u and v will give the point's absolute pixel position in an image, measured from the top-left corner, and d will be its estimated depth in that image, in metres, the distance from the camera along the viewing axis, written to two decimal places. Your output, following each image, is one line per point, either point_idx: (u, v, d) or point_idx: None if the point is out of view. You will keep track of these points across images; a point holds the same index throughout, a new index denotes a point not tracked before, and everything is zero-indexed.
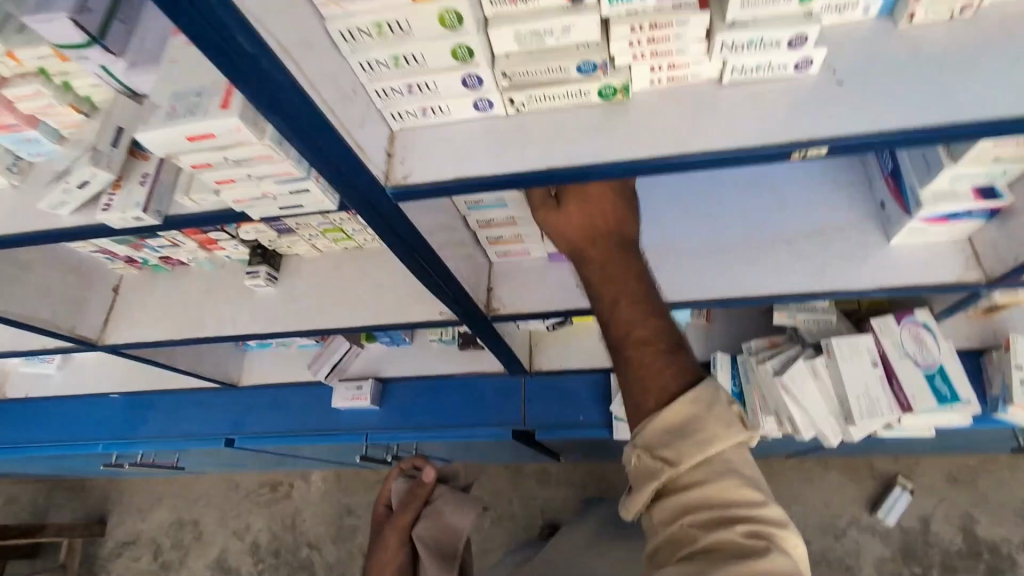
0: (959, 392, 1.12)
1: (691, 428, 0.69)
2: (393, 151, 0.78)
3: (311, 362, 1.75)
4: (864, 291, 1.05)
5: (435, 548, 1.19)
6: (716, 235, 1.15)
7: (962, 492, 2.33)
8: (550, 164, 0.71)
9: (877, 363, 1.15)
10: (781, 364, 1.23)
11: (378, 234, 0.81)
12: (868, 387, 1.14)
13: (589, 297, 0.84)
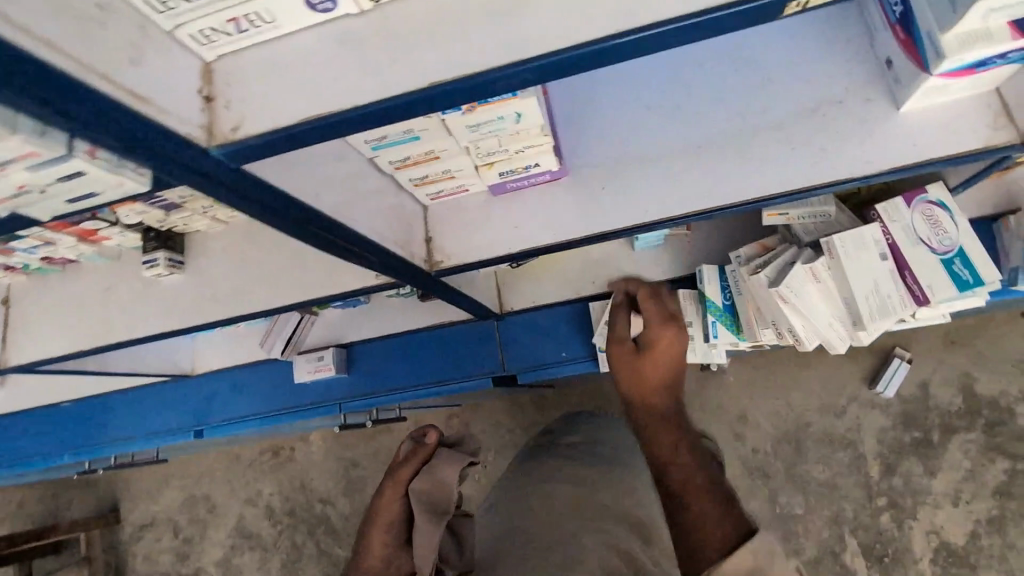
0: (981, 274, 1.07)
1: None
2: (211, 92, 0.57)
3: (264, 339, 1.59)
4: (869, 174, 0.90)
5: (429, 506, 1.02)
6: (692, 130, 0.97)
7: (961, 353, 2.30)
8: (435, 78, 0.52)
9: (887, 256, 1.11)
10: (777, 275, 1.15)
11: (237, 210, 0.62)
12: (878, 284, 1.10)
13: (644, 443, 1.05)
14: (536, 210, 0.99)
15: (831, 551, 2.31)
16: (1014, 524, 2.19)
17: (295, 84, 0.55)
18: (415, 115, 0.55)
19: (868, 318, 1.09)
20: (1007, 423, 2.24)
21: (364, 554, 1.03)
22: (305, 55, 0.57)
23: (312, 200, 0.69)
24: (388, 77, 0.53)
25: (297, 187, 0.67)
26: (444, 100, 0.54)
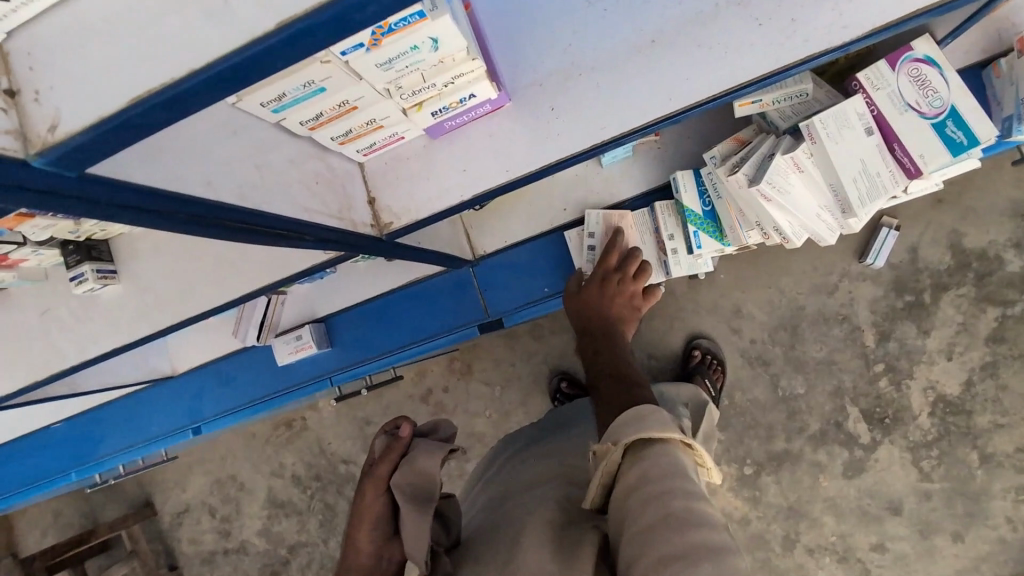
0: (976, 133, 0.98)
1: (641, 417, 0.82)
2: (16, 86, 0.46)
3: (237, 328, 1.52)
4: (849, 42, 0.80)
5: (414, 499, 0.99)
6: (641, 23, 0.84)
7: (947, 211, 2.26)
8: (283, 16, 0.43)
9: (873, 130, 1.02)
10: (760, 171, 1.06)
11: (108, 220, 0.53)
12: (866, 162, 1.02)
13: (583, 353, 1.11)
14: (482, 148, 0.89)
15: (835, 422, 2.39)
16: (1006, 366, 2.26)
17: (126, 53, 0.45)
18: (275, 63, 0.46)
19: (857, 201, 1.02)
20: (996, 272, 2.25)
21: (354, 552, 1.02)
22: (127, 13, 0.46)
23: (205, 189, 0.60)
24: (233, 21, 0.44)
25: (179, 180, 0.57)
26: (310, 39, 0.44)
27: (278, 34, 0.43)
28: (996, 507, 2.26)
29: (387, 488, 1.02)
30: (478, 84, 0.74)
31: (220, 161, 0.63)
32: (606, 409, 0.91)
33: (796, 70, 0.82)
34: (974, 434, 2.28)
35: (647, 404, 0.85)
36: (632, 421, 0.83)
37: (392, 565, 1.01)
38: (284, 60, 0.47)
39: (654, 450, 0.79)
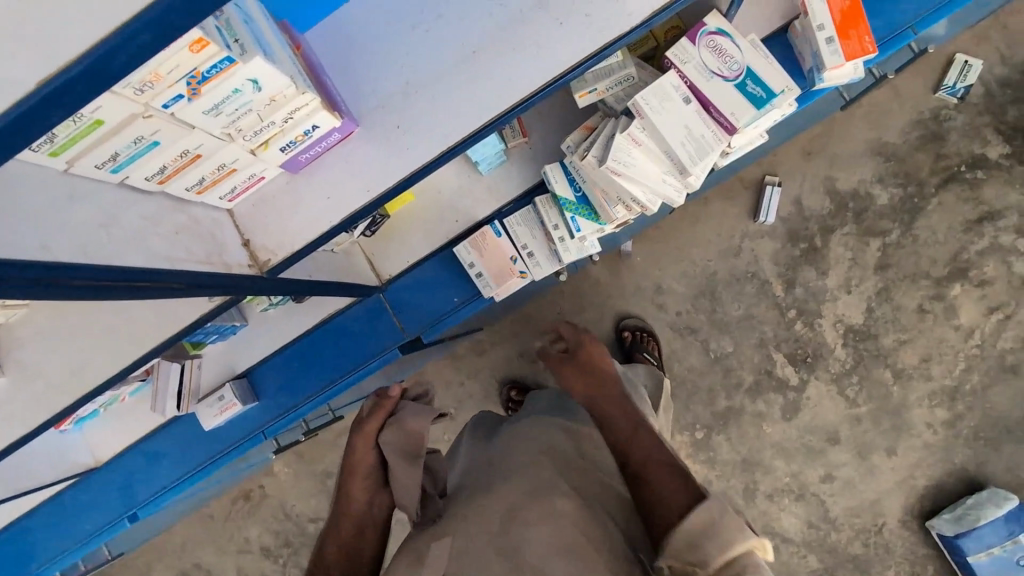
0: (772, 87, 1.08)
1: (711, 530, 0.87)
2: None
3: (153, 402, 1.45)
4: (647, 18, 0.91)
5: (403, 453, 1.18)
6: (462, 38, 0.92)
7: (816, 162, 2.55)
8: (67, 58, 0.50)
9: (689, 97, 1.11)
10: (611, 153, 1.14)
11: None
12: (689, 127, 1.10)
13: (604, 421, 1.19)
14: (341, 172, 0.94)
15: (765, 370, 2.55)
16: (897, 288, 2.49)
17: None
18: (70, 103, 0.53)
19: (688, 163, 1.10)
20: (870, 208, 2.51)
21: (346, 502, 1.16)
22: None
23: (37, 254, 0.61)
24: (19, 74, 0.50)
25: (13, 248, 0.59)
26: (92, 81, 0.52)
27: (68, 73, 0.50)
28: (916, 416, 2.45)
29: (376, 444, 1.20)
30: (316, 116, 0.79)
31: (49, 225, 0.65)
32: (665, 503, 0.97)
33: (612, 49, 0.92)
34: (884, 354, 2.48)
35: (714, 503, 0.90)
36: (705, 533, 0.88)
37: (382, 511, 1.17)
38: (77, 98, 0.53)
39: (739, 564, 0.84)
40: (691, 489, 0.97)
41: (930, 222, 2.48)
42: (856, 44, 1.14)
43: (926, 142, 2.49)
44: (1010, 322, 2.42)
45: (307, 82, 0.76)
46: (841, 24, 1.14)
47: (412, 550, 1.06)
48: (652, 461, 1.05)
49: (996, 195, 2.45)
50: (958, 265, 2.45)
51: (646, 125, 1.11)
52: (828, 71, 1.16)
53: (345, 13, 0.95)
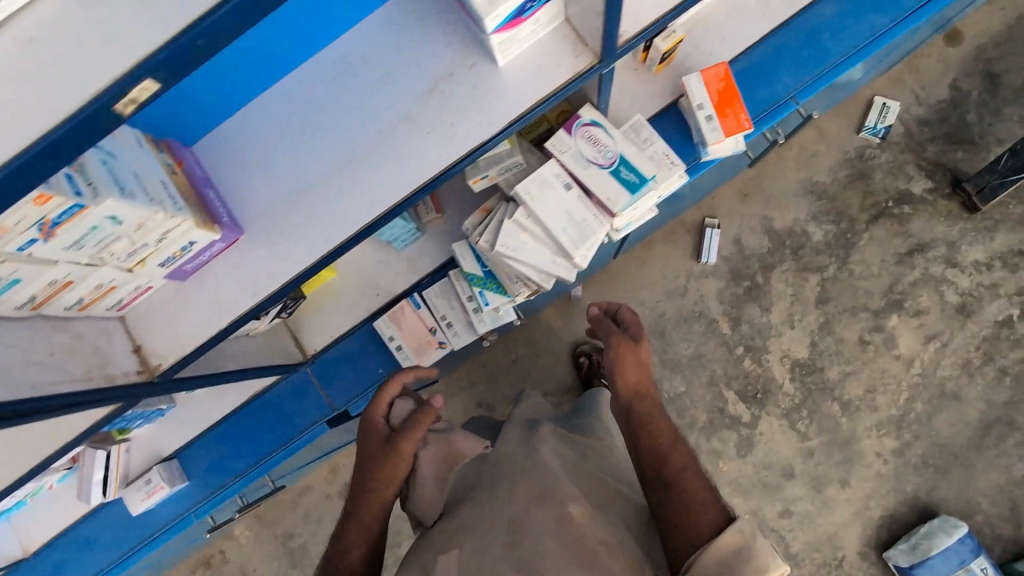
0: (644, 173, 1.10)
1: (741, 554, 0.96)
2: None
3: (79, 491, 1.43)
4: (512, 120, 0.89)
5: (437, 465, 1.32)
6: (336, 147, 0.92)
7: (752, 203, 2.64)
8: None
9: (570, 183, 1.12)
10: (502, 238, 1.16)
11: None
12: (570, 213, 1.11)
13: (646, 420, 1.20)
14: (226, 279, 0.95)
15: (718, 408, 2.59)
16: (838, 321, 2.56)
17: None
18: None
19: (570, 246, 1.11)
20: (806, 244, 2.60)
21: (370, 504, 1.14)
22: None
23: None
24: None
25: None
26: None
27: None
28: (866, 447, 2.49)
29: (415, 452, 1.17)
30: (189, 234, 0.83)
31: None
32: (695, 517, 1.02)
33: (479, 153, 0.90)
34: (830, 387, 2.54)
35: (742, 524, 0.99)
36: (738, 557, 0.95)
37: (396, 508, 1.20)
38: None
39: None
40: (714, 506, 1.04)
41: (864, 256, 2.57)
42: (733, 121, 1.22)
43: (854, 180, 2.60)
44: (948, 349, 2.48)
45: (177, 203, 0.81)
46: (718, 103, 1.22)
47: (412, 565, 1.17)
48: (687, 473, 1.10)
49: (923, 227, 2.54)
50: (894, 297, 2.53)
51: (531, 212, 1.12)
52: (711, 145, 1.24)
53: (228, 124, 0.97)
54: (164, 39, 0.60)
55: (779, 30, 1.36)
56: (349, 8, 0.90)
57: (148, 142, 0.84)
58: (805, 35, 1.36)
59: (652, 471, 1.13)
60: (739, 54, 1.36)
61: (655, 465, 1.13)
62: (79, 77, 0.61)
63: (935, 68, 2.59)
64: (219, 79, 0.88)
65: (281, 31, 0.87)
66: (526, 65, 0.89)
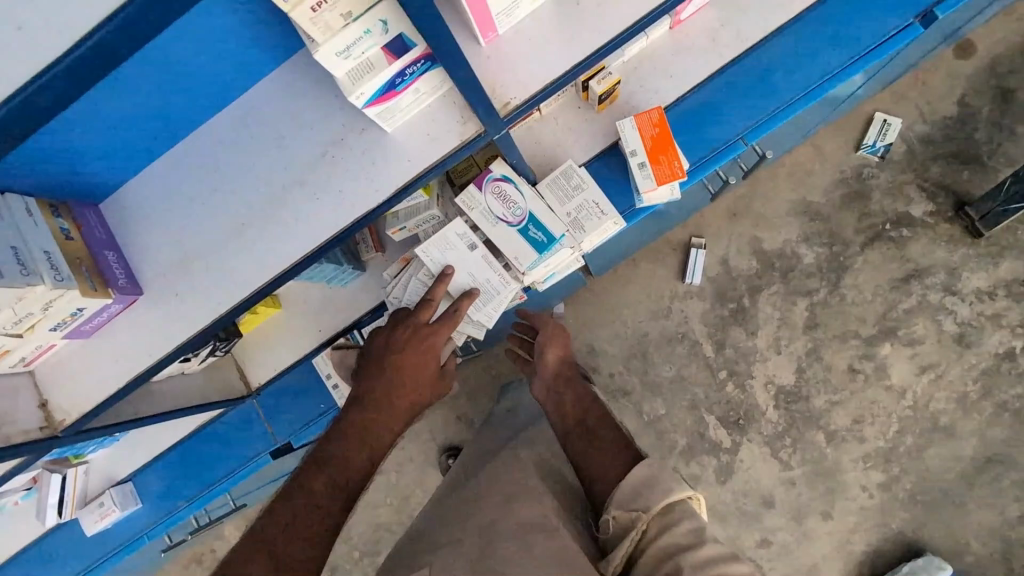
0: (552, 232, 1.12)
1: (652, 483, 1.03)
2: None
3: (36, 511, 1.48)
4: (399, 189, 0.87)
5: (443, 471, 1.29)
6: (229, 210, 0.91)
7: (742, 221, 2.52)
8: None
9: (474, 244, 1.14)
10: (410, 294, 1.19)
11: None
12: (471, 274, 1.14)
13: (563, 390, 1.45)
14: (127, 339, 0.95)
15: (698, 433, 2.52)
16: (827, 347, 2.46)
17: None
18: None
19: (470, 309, 1.16)
20: (796, 266, 2.49)
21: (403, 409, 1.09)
22: None
23: None
24: None
25: None
26: None
27: None
28: (851, 479, 2.41)
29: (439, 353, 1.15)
30: (76, 301, 0.84)
31: None
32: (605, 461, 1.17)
33: (369, 220, 0.89)
34: (816, 416, 2.45)
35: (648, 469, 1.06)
36: (646, 486, 1.03)
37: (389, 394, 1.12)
38: None
39: (677, 509, 0.98)
40: (618, 453, 1.18)
41: (857, 280, 2.46)
42: (666, 168, 1.19)
43: (850, 200, 2.47)
44: (942, 382, 2.38)
45: (59, 273, 0.82)
46: (651, 149, 1.18)
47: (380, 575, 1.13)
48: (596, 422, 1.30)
49: (922, 252, 2.42)
50: (887, 324, 2.43)
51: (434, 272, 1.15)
52: (645, 192, 1.21)
53: (128, 183, 0.96)
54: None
55: (729, 68, 1.29)
56: (239, 70, 0.88)
57: (41, 210, 0.86)
58: (755, 74, 1.29)
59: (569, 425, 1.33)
60: (684, 94, 1.29)
61: (577, 423, 1.32)
62: None
63: (943, 82, 2.43)
64: (110, 144, 0.87)
65: (168, 95, 0.85)
66: (414, 134, 0.87)
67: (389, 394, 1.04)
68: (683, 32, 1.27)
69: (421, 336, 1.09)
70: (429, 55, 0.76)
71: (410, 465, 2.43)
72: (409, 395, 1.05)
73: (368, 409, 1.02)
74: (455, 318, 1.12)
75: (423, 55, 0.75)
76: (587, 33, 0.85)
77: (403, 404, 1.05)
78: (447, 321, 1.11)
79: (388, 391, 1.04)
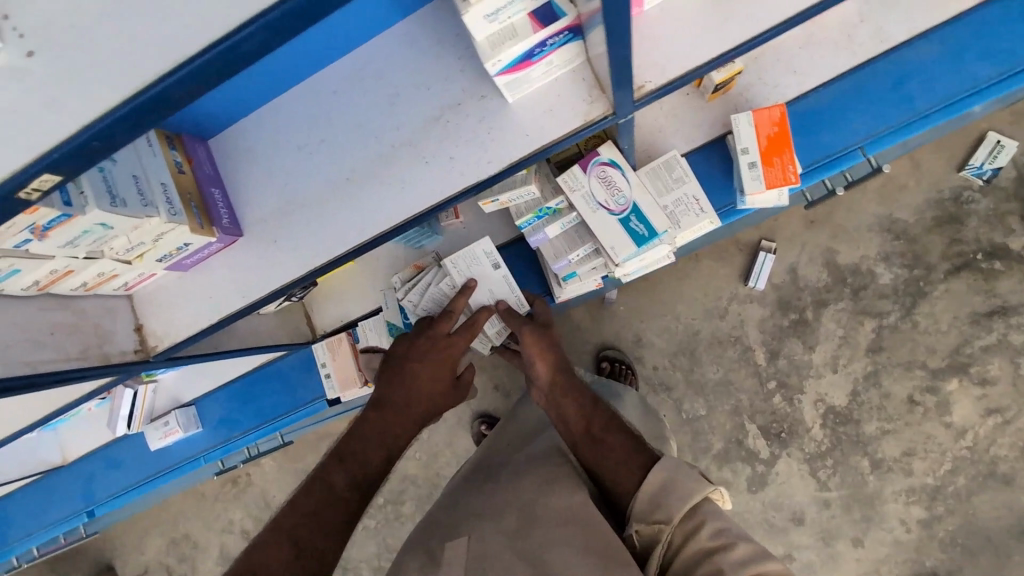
0: (654, 225, 1.08)
1: (671, 486, 0.90)
2: None
3: (109, 420, 1.58)
4: (513, 164, 0.84)
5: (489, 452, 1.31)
6: (336, 163, 0.90)
7: (819, 230, 2.39)
8: None
9: (498, 264, 1.24)
10: (426, 302, 1.26)
11: None
12: (492, 292, 1.24)
13: (559, 401, 1.12)
14: (224, 277, 0.96)
15: (736, 439, 2.47)
16: (888, 374, 2.35)
17: None
18: None
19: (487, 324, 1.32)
20: (870, 285, 2.36)
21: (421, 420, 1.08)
22: None
23: None
24: None
25: None
26: None
27: None
28: (889, 511, 2.34)
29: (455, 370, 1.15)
30: (184, 236, 0.85)
31: None
32: (620, 473, 0.97)
33: (468, 196, 0.86)
34: (864, 442, 2.37)
35: (667, 468, 0.92)
36: (665, 492, 0.90)
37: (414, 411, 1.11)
38: None
39: (704, 510, 0.88)
40: (631, 461, 0.97)
41: (935, 309, 2.32)
42: (778, 171, 1.11)
43: (942, 224, 2.30)
44: (1009, 428, 2.26)
45: (173, 208, 0.83)
46: (765, 150, 1.11)
47: (421, 532, 1.12)
48: (600, 426, 1.04)
49: (1012, 288, 2.26)
50: (959, 359, 2.30)
51: (457, 283, 1.24)
52: (749, 195, 1.15)
53: (237, 126, 0.97)
54: (63, 137, 0.52)
55: (859, 69, 1.19)
56: (363, 21, 0.86)
57: (160, 142, 0.86)
58: (888, 79, 1.19)
59: (574, 439, 1.06)
60: (805, 92, 1.21)
61: (581, 429, 1.06)
62: (37, 121, 0.52)
63: None
64: (230, 87, 0.87)
65: (293, 42, 0.85)
66: (536, 107, 0.82)
67: (408, 397, 1.05)
68: (816, 25, 1.18)
69: (440, 345, 1.11)
70: (579, 25, 0.73)
71: (443, 426, 2.47)
72: (427, 400, 1.07)
73: (387, 411, 1.02)
74: (472, 330, 1.16)
75: (569, 26, 0.72)
76: (739, 20, 0.78)
77: (419, 410, 1.05)
78: (466, 332, 1.15)
79: (407, 395, 1.05)
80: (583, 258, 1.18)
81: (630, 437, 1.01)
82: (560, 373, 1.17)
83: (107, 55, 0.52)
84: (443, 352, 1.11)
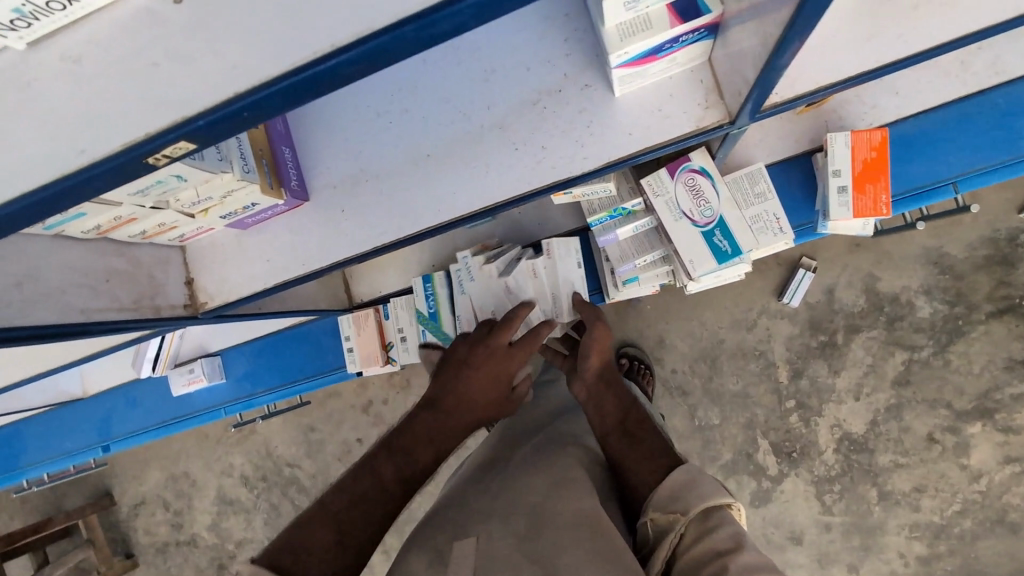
0: (739, 243, 1.03)
1: (692, 484, 0.86)
2: None
3: (134, 361, 1.57)
4: (611, 162, 0.78)
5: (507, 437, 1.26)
6: (419, 139, 0.85)
7: (864, 254, 2.30)
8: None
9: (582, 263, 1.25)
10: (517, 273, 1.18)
11: None
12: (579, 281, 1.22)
13: (600, 392, 1.10)
14: (285, 242, 0.93)
15: (746, 453, 2.45)
16: (910, 409, 2.31)
17: None
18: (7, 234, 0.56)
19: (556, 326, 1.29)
20: (907, 317, 2.29)
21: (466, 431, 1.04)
22: None
23: None
24: None
25: None
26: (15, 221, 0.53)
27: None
28: (890, 542, 2.35)
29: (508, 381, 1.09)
30: (254, 196, 0.82)
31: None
32: (645, 469, 0.94)
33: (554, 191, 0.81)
34: (875, 472, 2.35)
35: (693, 468, 0.89)
36: (686, 489, 0.86)
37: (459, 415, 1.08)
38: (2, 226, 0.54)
39: (721, 515, 0.81)
40: (659, 461, 0.94)
41: (969, 349, 2.26)
42: (870, 200, 1.06)
43: (993, 264, 2.22)
44: None
45: (247, 165, 0.78)
46: (859, 175, 1.05)
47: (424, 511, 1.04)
48: (636, 425, 1.03)
49: None
50: (986, 404, 2.26)
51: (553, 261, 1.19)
52: (832, 219, 1.09)
53: None
54: (214, 102, 0.50)
55: (967, 99, 1.11)
56: None
57: None
58: (998, 113, 1.10)
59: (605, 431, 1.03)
60: (902, 117, 1.14)
61: (618, 422, 1.04)
62: (204, 81, 0.50)
63: None
64: None
65: None
66: (644, 105, 0.77)
67: (459, 401, 1.00)
68: None
69: (499, 355, 1.05)
70: (716, 23, 0.68)
71: None
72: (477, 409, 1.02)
73: (439, 411, 0.99)
74: (534, 342, 1.08)
75: (708, 24, 0.66)
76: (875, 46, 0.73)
77: (470, 418, 1.01)
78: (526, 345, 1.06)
79: (459, 400, 1.01)
80: (648, 264, 1.14)
81: (661, 440, 0.98)
82: (609, 368, 1.15)
83: (279, 20, 0.50)
84: (499, 366, 1.04)
